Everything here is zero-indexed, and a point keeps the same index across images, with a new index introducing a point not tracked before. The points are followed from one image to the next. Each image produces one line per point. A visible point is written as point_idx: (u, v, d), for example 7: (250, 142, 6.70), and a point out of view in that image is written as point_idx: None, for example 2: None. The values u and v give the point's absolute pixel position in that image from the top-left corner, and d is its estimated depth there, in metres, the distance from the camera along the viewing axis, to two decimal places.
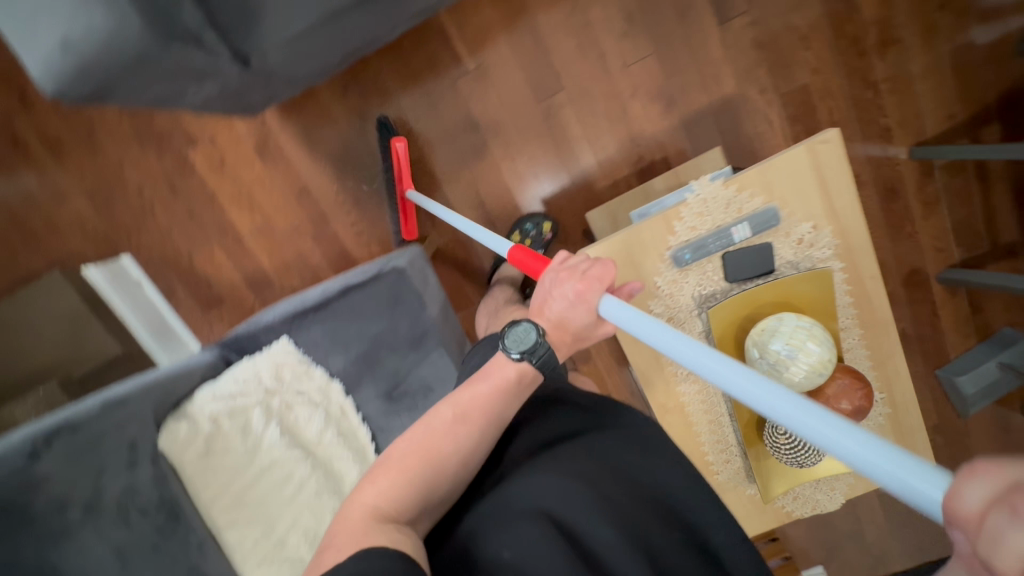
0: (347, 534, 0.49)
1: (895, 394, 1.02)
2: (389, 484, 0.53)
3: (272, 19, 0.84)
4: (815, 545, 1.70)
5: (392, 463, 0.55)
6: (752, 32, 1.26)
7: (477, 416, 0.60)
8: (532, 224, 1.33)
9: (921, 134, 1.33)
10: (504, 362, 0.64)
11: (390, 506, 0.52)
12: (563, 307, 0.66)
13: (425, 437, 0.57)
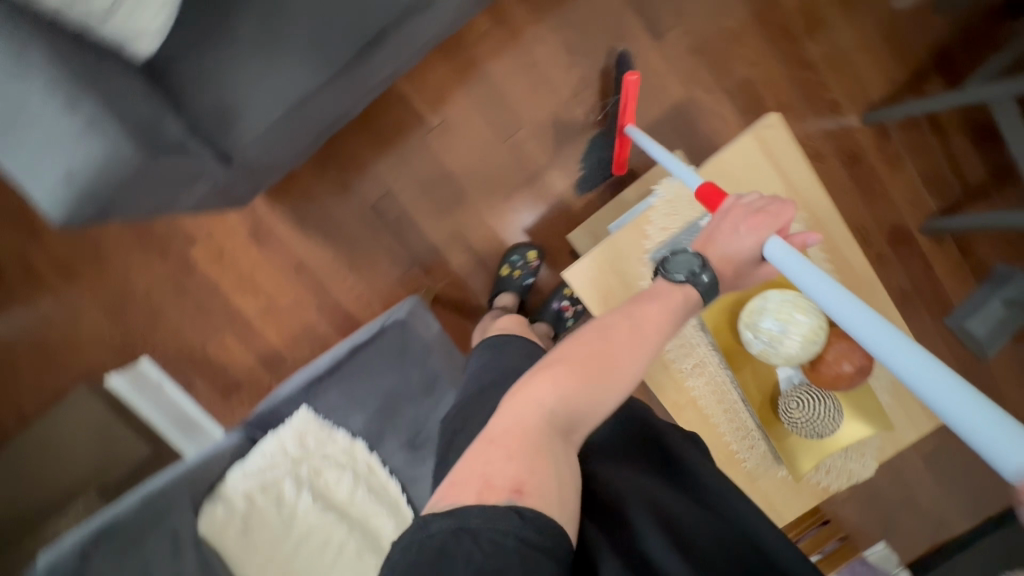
0: (511, 452, 0.53)
1: None
2: (573, 388, 0.59)
3: (246, 117, 0.92)
4: (872, 520, 1.65)
5: (580, 356, 0.62)
6: (686, 41, 1.35)
7: (649, 337, 0.67)
8: (518, 255, 1.40)
9: (868, 100, 1.40)
10: (675, 290, 0.73)
11: (569, 412, 0.58)
12: (733, 242, 0.77)
13: (603, 346, 0.63)
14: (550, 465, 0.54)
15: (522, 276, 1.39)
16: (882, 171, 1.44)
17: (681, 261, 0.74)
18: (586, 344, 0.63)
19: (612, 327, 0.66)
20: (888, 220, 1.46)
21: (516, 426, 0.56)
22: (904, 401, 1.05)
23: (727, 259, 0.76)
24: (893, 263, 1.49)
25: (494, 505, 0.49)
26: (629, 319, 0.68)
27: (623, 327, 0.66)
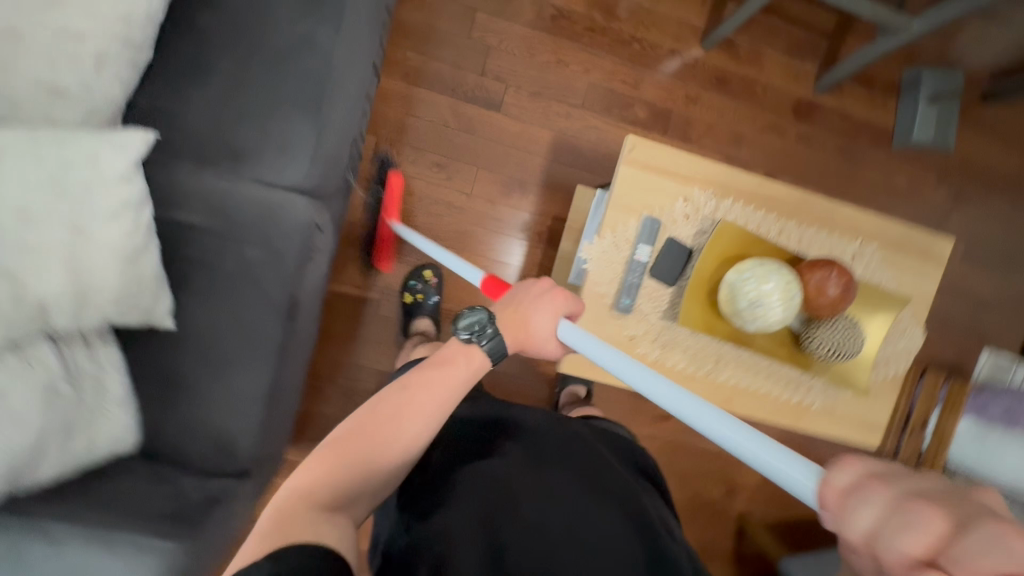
0: (272, 530, 0.53)
1: (867, 227, 1.08)
2: (342, 462, 0.62)
3: (242, 438, 1.00)
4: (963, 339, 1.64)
5: (349, 444, 0.64)
6: (524, 93, 1.42)
7: (428, 401, 0.71)
8: (415, 280, 1.43)
9: (698, 30, 1.45)
10: (469, 354, 0.77)
11: (339, 479, 0.61)
12: (539, 315, 0.79)
13: (372, 423, 0.67)
14: (311, 523, 0.54)
15: (426, 295, 1.41)
16: (750, 73, 1.48)
17: (479, 328, 0.77)
18: (365, 416, 0.68)
19: (388, 397, 0.71)
20: (785, 104, 1.51)
21: (280, 505, 0.57)
22: (901, 266, 1.09)
23: (522, 321, 0.79)
24: (814, 133, 1.53)
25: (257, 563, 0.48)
26: (411, 386, 0.72)
27: (403, 394, 0.71)
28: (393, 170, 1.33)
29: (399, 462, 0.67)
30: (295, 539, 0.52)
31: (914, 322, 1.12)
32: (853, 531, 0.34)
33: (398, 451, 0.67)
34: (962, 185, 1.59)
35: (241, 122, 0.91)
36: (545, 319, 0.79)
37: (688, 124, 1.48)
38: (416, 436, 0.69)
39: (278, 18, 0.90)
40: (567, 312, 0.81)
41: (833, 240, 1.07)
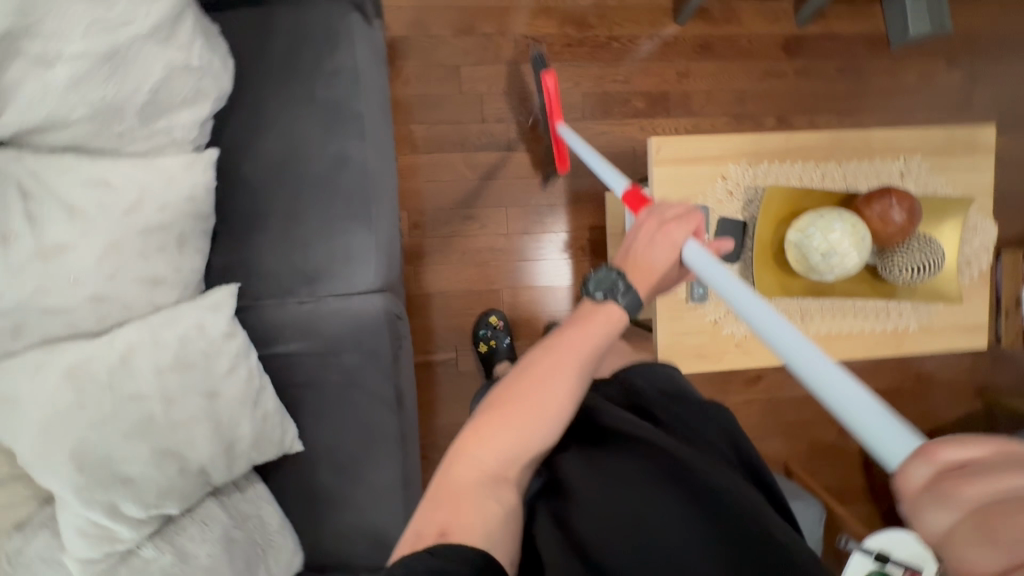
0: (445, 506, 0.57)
1: (906, 144, 1.09)
2: (497, 437, 0.62)
3: (392, 530, 1.04)
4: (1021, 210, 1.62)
5: (510, 411, 0.63)
6: (526, 125, 1.47)
7: (574, 363, 0.66)
8: (484, 327, 1.44)
9: (668, 9, 1.48)
10: (606, 309, 0.71)
11: (494, 456, 0.61)
12: (658, 252, 0.71)
13: (528, 392, 0.65)
14: (479, 509, 0.57)
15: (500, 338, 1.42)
16: (731, 30, 1.50)
17: (606, 287, 0.71)
18: (511, 385, 0.66)
19: (532, 367, 0.67)
20: (773, 47, 1.52)
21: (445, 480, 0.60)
22: (952, 167, 1.10)
23: (646, 268, 0.71)
24: (810, 64, 1.54)
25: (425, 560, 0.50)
26: (554, 347, 0.68)
27: (547, 359, 0.67)
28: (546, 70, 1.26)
29: (552, 433, 0.65)
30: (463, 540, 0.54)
31: (983, 216, 1.11)
32: (917, 533, 0.32)
33: (548, 422, 0.64)
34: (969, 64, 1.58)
35: (306, 249, 0.99)
36: (665, 259, 0.71)
37: (687, 98, 1.51)
38: (564, 406, 0.65)
39: (309, 147, 0.98)
40: (689, 232, 0.71)
41: (877, 166, 1.08)
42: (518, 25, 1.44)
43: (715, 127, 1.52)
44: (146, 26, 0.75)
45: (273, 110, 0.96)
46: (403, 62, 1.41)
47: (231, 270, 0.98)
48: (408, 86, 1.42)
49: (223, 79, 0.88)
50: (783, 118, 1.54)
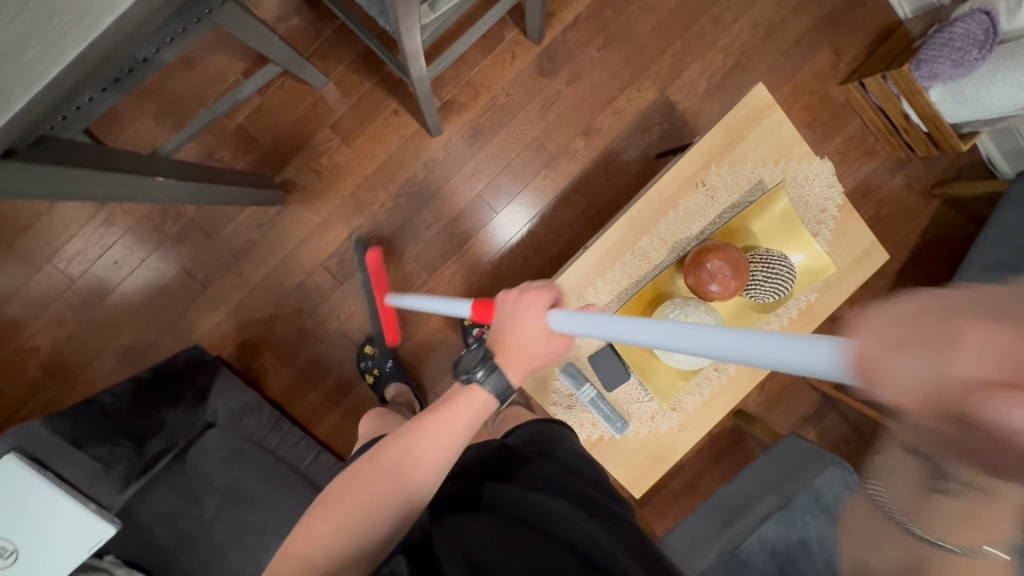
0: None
1: (693, 167, 1.03)
2: (333, 525, 0.61)
3: None
4: (848, 25, 1.51)
5: (356, 490, 0.64)
6: (391, 320, 1.46)
7: (429, 448, 0.66)
8: (363, 360, 1.41)
9: (418, 130, 1.40)
10: (471, 390, 0.68)
11: (334, 547, 0.60)
12: (524, 325, 0.69)
13: (386, 465, 0.65)
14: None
15: (382, 365, 1.40)
16: (484, 100, 1.41)
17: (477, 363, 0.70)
18: (358, 471, 0.66)
19: (383, 453, 0.66)
20: (530, 81, 1.42)
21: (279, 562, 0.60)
22: (748, 149, 1.04)
23: (515, 342, 0.69)
24: (574, 66, 1.43)
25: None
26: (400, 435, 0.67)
27: (396, 449, 0.66)
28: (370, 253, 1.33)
29: (404, 509, 0.63)
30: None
31: (804, 165, 1.06)
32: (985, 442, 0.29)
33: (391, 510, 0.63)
34: None
35: None
36: (542, 321, 0.69)
37: (497, 186, 1.44)
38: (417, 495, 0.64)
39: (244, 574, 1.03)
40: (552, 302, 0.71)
41: (682, 209, 1.04)
42: (316, 253, 1.41)
43: (543, 188, 1.45)
44: None
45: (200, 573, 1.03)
46: (258, 362, 1.43)
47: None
48: (279, 374, 1.44)
49: None
50: (589, 130, 1.45)
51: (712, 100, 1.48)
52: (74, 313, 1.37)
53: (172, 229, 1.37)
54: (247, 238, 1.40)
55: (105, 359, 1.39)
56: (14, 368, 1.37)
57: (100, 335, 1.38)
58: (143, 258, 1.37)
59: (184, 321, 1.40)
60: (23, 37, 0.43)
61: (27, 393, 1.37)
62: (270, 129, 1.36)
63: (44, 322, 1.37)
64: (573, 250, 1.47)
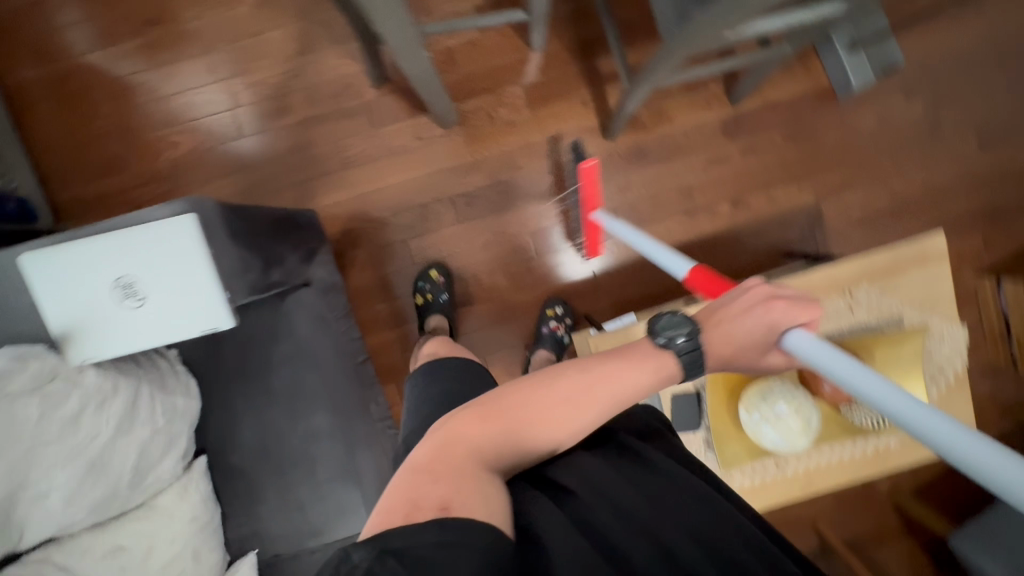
0: (431, 470, 0.58)
1: (847, 274, 1.06)
2: (510, 438, 0.63)
3: None
4: (1010, 224, 1.55)
5: (523, 415, 0.65)
6: (482, 275, 1.50)
7: (608, 388, 0.68)
8: (422, 280, 1.45)
9: (594, 127, 1.46)
10: (663, 357, 0.71)
11: (509, 457, 0.63)
12: (744, 326, 0.72)
13: (552, 399, 0.66)
14: (479, 489, 0.56)
15: (436, 294, 1.43)
16: (663, 130, 1.46)
17: (685, 336, 0.71)
18: (519, 389, 0.67)
19: (556, 381, 0.67)
20: (712, 134, 1.47)
21: (438, 441, 0.62)
22: (903, 283, 1.07)
23: (730, 335, 0.72)
24: (755, 140, 1.48)
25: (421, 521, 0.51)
26: (565, 368, 0.69)
27: (570, 383, 0.67)
28: (591, 162, 1.15)
29: (570, 436, 0.66)
30: (454, 512, 0.52)
31: (944, 321, 1.08)
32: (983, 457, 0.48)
33: (550, 435, 0.65)
34: (927, 92, 1.49)
35: (302, 509, 1.09)
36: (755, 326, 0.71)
37: (635, 209, 1.49)
38: (580, 433, 0.67)
39: (279, 430, 1.07)
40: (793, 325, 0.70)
41: (821, 304, 1.07)
42: (451, 186, 1.46)
43: (672, 230, 1.50)
44: (106, 430, 0.85)
45: (242, 407, 1.06)
46: (351, 253, 1.47)
47: (232, 539, 1.09)
48: (363, 273, 1.48)
49: (188, 411, 0.97)
50: (739, 201, 1.50)
51: (858, 229, 1.52)
52: (222, 132, 1.43)
53: (343, 104, 1.43)
54: (400, 142, 1.45)
55: (225, 184, 1.44)
56: (148, 153, 1.43)
57: (233, 162, 1.43)
58: (303, 116, 1.42)
59: (308, 187, 1.45)
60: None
61: (146, 178, 1.43)
62: (471, 63, 1.43)
63: (194, 127, 1.43)
64: (670, 295, 1.50)
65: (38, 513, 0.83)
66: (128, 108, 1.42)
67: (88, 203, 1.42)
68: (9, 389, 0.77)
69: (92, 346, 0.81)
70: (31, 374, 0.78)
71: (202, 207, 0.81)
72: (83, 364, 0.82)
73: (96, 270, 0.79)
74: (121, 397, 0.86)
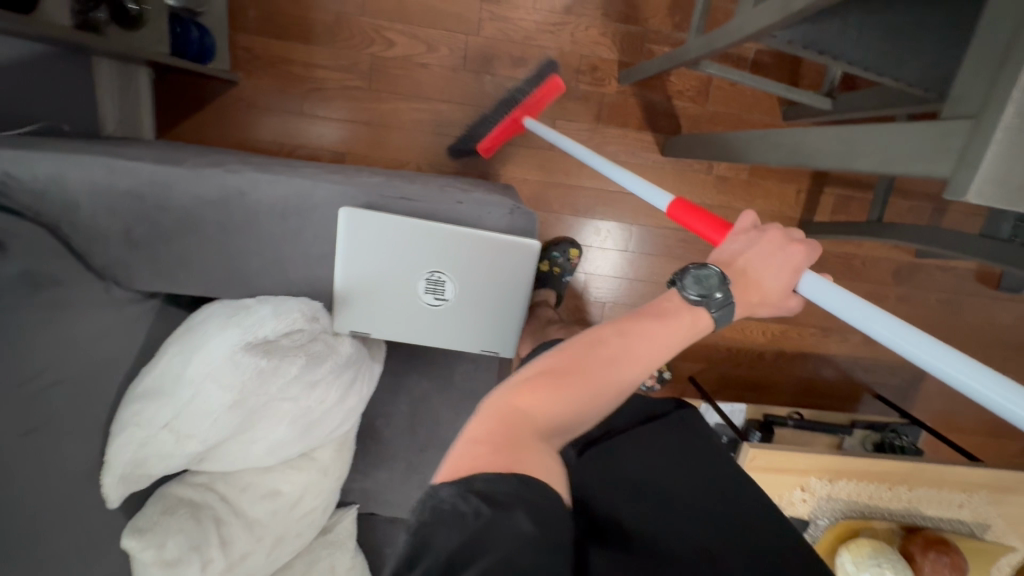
0: (488, 447, 0.45)
1: (977, 479, 1.16)
2: (554, 401, 0.49)
3: None
4: None
5: (566, 380, 0.51)
6: (620, 305, 1.49)
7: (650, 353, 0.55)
8: (558, 251, 1.36)
9: (792, 219, 1.43)
10: (699, 313, 0.58)
11: (559, 421, 0.49)
12: (763, 262, 0.61)
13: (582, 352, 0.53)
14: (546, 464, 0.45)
15: (563, 271, 1.37)
16: (845, 249, 1.48)
17: (717, 292, 0.57)
18: (585, 351, 0.53)
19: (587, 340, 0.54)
20: (883, 272, 1.50)
21: (490, 414, 0.48)
22: (1008, 500, 1.20)
23: (758, 280, 0.61)
24: (914, 293, 1.53)
25: (507, 472, 0.42)
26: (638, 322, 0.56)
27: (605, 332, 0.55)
28: (556, 79, 1.17)
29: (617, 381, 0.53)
30: (532, 470, 0.43)
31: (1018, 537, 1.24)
32: None
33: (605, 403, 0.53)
34: None
35: (423, 489, 1.07)
36: (777, 269, 0.61)
37: None
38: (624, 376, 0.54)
39: (435, 417, 1.04)
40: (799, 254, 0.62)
41: (943, 492, 1.18)
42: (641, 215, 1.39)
43: (802, 337, 1.54)
44: (332, 398, 0.77)
45: (412, 379, 1.03)
46: None
47: (346, 492, 1.06)
48: None
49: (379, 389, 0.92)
50: (869, 337, 1.56)
51: (944, 401, 1.64)
52: (445, 55, 1.26)
53: (580, 85, 1.29)
54: (612, 150, 1.33)
55: (420, 110, 1.29)
56: (354, 39, 1.24)
57: (441, 91, 1.28)
58: (533, 79, 1.28)
59: (503, 151, 1.33)
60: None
61: (341, 64, 1.25)
62: (723, 103, 1.32)
63: (417, 35, 1.25)
64: (769, 391, 1.58)
65: (238, 457, 0.77)
66: None
67: (268, 61, 1.24)
68: (281, 344, 0.70)
69: (364, 320, 0.76)
70: (302, 331, 0.72)
71: (536, 235, 0.75)
72: (344, 331, 0.78)
73: (411, 255, 0.73)
74: (354, 370, 0.80)
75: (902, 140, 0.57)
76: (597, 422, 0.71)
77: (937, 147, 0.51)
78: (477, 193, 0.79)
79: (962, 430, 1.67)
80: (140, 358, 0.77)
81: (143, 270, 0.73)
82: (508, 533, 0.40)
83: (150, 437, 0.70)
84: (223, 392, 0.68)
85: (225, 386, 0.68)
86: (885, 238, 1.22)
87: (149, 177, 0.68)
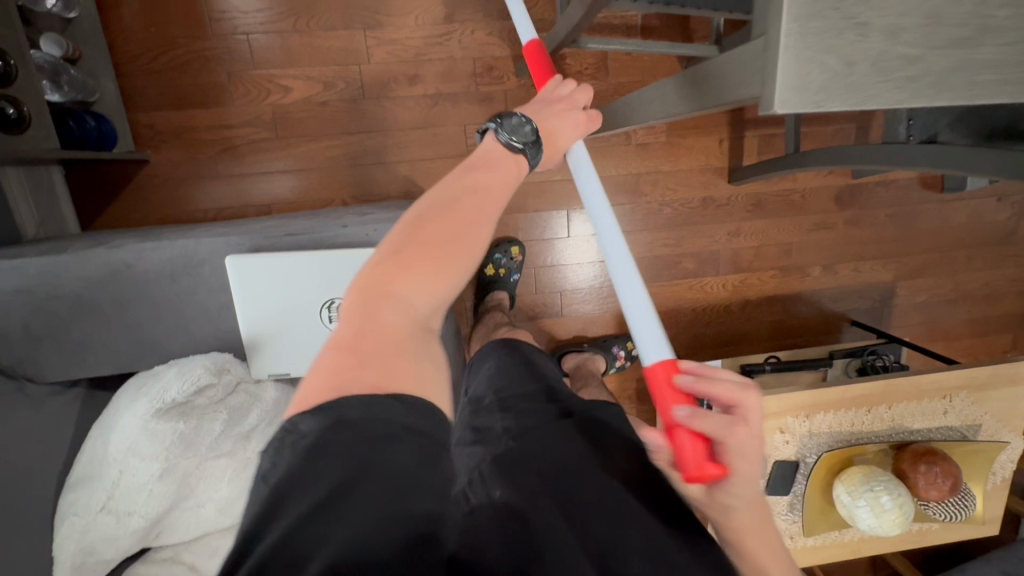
0: (335, 378, 0.37)
1: (955, 382, 1.15)
2: (406, 286, 0.42)
3: None
4: None
5: (400, 260, 0.43)
6: (576, 290, 1.49)
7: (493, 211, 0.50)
8: (499, 252, 1.36)
9: (722, 169, 1.44)
10: (517, 158, 0.57)
11: (410, 307, 0.42)
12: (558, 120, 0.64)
13: (422, 219, 0.46)
14: (417, 364, 0.39)
15: (509, 271, 1.37)
16: (783, 187, 1.48)
17: (525, 140, 0.58)
18: (423, 219, 0.46)
19: (426, 214, 0.47)
20: (825, 200, 1.50)
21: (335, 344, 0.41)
22: (991, 397, 1.18)
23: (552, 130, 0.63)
24: (862, 213, 1.53)
25: (378, 381, 0.37)
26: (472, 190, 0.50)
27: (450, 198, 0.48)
28: None
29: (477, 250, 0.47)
30: (407, 381, 0.38)
31: (1012, 431, 1.22)
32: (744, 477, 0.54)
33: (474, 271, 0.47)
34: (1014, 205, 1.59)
35: None
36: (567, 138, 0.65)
37: (736, 257, 1.51)
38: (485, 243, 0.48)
39: None
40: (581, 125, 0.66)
41: (923, 402, 1.16)
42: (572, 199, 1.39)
43: (764, 281, 1.54)
44: None
45: None
46: None
47: None
48: None
49: None
50: (829, 267, 1.55)
51: (921, 312, 1.62)
52: (343, 90, 1.28)
53: (481, 87, 1.31)
54: None
55: (331, 146, 1.30)
56: (251, 93, 1.26)
57: (347, 124, 1.30)
58: (435, 91, 1.30)
59: (424, 167, 1.34)
60: (1002, 80, 0.45)
61: (245, 120, 1.27)
62: (624, 74, 1.34)
63: (312, 75, 1.27)
64: (744, 342, 1.57)
65: (191, 523, 0.76)
66: (236, 34, 1.23)
67: (174, 133, 1.26)
68: (197, 404, 0.72)
69: (281, 360, 0.77)
70: (215, 387, 0.73)
71: None
72: (263, 378, 0.78)
73: (308, 289, 0.74)
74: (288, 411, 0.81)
75: (723, 71, 0.57)
76: (529, 410, 0.68)
77: (749, 69, 0.51)
78: (367, 212, 0.78)
79: (946, 337, 1.66)
80: (74, 448, 0.76)
81: (56, 362, 0.73)
82: (373, 468, 0.34)
83: (90, 522, 0.69)
84: (149, 462, 0.69)
85: (149, 457, 0.69)
86: (809, 166, 1.22)
87: (36, 270, 0.68)
